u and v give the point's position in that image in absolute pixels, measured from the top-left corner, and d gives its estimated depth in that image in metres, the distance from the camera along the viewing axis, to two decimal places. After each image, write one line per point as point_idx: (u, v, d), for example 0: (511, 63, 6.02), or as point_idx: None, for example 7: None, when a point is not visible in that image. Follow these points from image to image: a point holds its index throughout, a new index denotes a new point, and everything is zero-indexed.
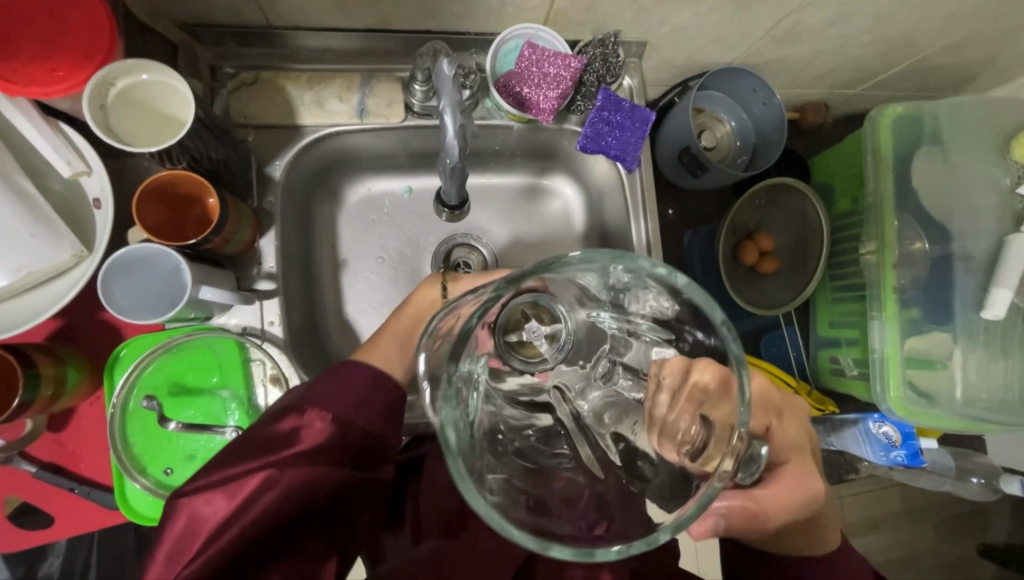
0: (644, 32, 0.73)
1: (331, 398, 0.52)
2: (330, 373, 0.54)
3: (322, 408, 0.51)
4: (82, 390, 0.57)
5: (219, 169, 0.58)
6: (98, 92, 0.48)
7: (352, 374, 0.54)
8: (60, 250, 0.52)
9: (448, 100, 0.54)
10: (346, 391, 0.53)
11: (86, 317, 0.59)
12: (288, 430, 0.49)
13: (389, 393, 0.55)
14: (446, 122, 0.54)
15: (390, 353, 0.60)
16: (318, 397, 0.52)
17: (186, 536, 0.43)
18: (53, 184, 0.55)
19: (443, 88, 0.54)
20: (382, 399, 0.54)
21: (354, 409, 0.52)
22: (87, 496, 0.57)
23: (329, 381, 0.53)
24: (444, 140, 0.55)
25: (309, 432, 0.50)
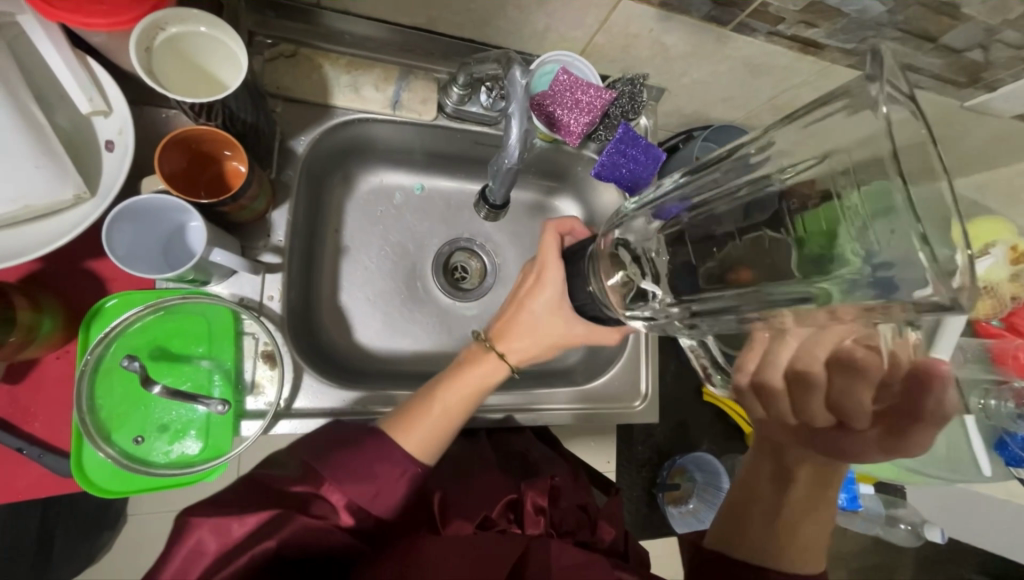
0: (666, 79, 0.79)
1: (356, 479, 0.50)
2: (362, 444, 0.53)
3: (342, 488, 0.49)
4: (54, 341, 0.53)
5: (248, 133, 0.57)
6: (147, 34, 0.46)
7: (385, 453, 0.52)
8: (62, 188, 0.49)
9: (518, 106, 0.56)
10: (376, 474, 0.51)
11: (71, 263, 0.55)
12: (305, 494, 0.49)
13: (412, 481, 0.53)
14: (512, 126, 0.56)
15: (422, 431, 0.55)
16: (338, 471, 0.50)
17: (190, 555, 0.44)
18: (60, 119, 0.51)
19: (515, 92, 0.55)
20: (408, 483, 0.52)
21: (376, 495, 0.51)
22: (36, 459, 0.52)
23: (358, 451, 0.52)
24: (506, 142, 0.58)
25: (330, 513, 0.49)
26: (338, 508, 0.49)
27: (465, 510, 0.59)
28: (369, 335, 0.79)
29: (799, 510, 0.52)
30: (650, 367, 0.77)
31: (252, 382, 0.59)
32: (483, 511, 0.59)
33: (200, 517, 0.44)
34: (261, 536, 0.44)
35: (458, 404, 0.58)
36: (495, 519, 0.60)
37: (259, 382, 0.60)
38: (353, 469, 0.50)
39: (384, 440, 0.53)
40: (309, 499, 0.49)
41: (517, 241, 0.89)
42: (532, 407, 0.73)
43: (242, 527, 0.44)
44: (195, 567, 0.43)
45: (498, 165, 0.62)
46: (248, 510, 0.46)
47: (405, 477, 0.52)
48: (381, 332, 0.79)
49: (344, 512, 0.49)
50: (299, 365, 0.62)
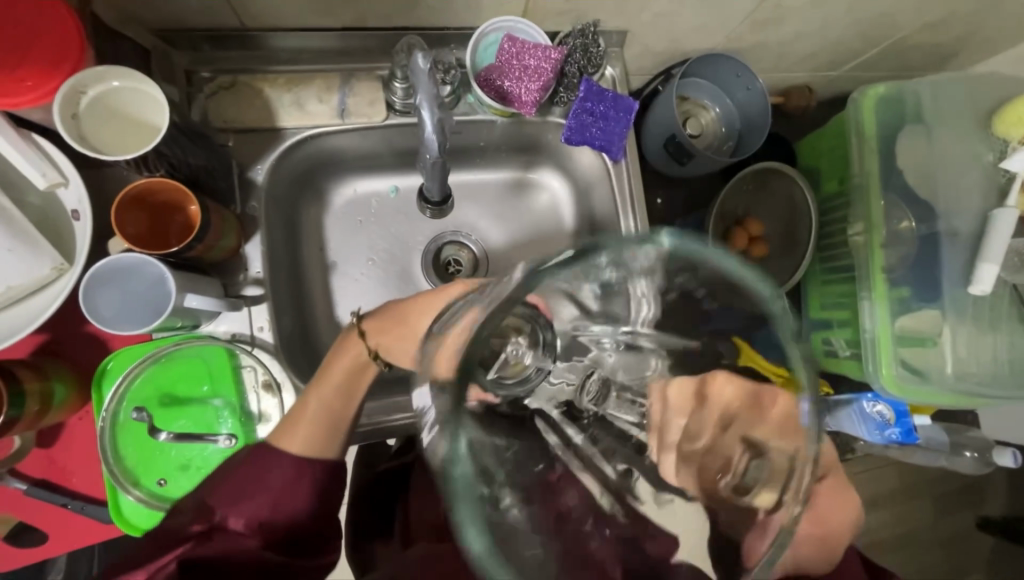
0: (625, 20, 0.73)
1: (248, 497, 0.51)
2: (247, 462, 0.52)
3: (236, 509, 0.50)
4: (71, 405, 0.57)
5: (200, 176, 0.58)
6: (69, 101, 0.47)
7: (272, 465, 0.52)
8: (39, 264, 0.51)
9: (425, 95, 0.54)
10: (268, 484, 0.52)
11: (72, 330, 0.59)
12: (203, 529, 0.49)
13: (318, 474, 0.54)
14: (423, 116, 0.54)
15: (314, 433, 0.54)
16: (229, 496, 0.50)
17: None
18: (29, 197, 0.54)
19: (418, 81, 0.53)
20: (311, 483, 0.53)
21: (278, 504, 0.51)
22: (80, 510, 0.57)
23: (247, 467, 0.52)
24: (422, 136, 0.56)
25: (232, 537, 0.50)
26: (240, 533, 0.50)
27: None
28: None
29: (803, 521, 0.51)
30: None
31: (258, 412, 0.62)
32: None
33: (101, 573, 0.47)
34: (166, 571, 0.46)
35: (343, 397, 0.57)
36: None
37: (264, 412, 0.62)
38: (241, 487, 0.51)
39: (270, 451, 0.53)
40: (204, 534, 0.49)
41: (504, 224, 0.86)
42: None
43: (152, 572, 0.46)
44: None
45: (422, 162, 0.60)
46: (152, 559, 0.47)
47: (301, 482, 0.53)
48: None
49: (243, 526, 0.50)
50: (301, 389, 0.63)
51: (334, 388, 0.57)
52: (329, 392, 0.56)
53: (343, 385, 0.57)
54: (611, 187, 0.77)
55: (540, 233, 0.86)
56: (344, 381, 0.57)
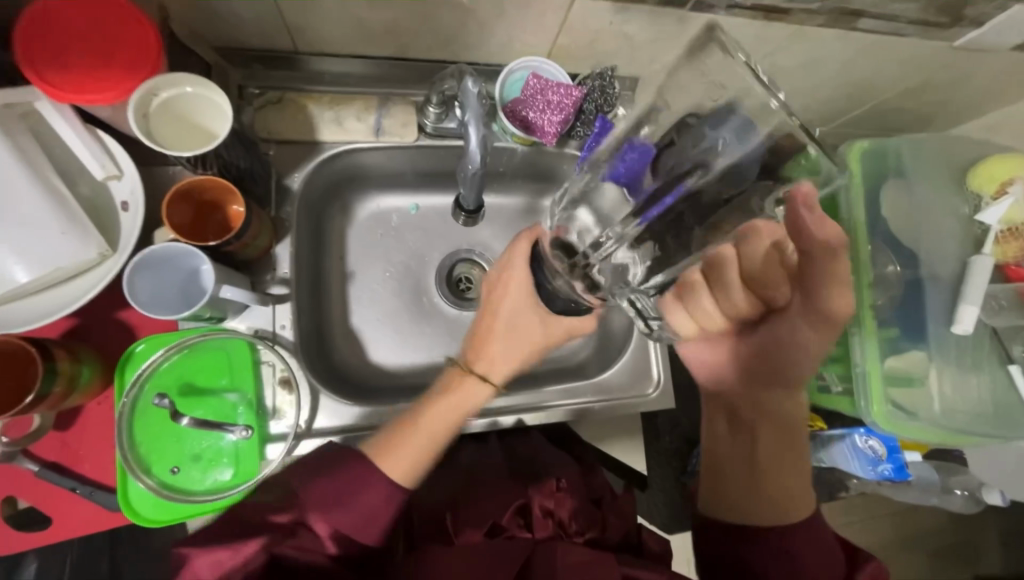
0: (638, 68, 0.80)
1: (338, 506, 0.52)
2: (342, 476, 0.53)
3: (326, 517, 0.51)
4: (93, 388, 0.58)
5: (245, 177, 0.62)
6: (143, 101, 0.52)
7: (366, 481, 0.53)
8: (87, 248, 0.54)
9: (473, 113, 0.59)
10: (361, 497, 0.52)
11: (103, 316, 0.61)
12: (289, 521, 0.51)
13: (399, 506, 0.54)
14: (470, 133, 0.59)
15: (417, 462, 0.56)
16: (320, 499, 0.52)
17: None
18: (82, 187, 0.57)
19: (469, 102, 0.58)
20: (391, 508, 0.53)
21: (359, 518, 0.52)
22: (88, 496, 0.57)
23: (333, 476, 0.53)
24: (468, 149, 0.60)
25: (317, 543, 0.51)
26: (323, 538, 0.51)
27: (473, 518, 0.60)
28: (382, 353, 0.82)
29: (777, 467, 0.58)
30: (661, 353, 0.77)
31: (274, 407, 0.63)
32: (493, 517, 0.60)
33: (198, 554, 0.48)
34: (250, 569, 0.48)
35: (443, 426, 0.58)
36: (505, 524, 0.59)
37: (279, 407, 0.63)
38: (335, 502, 0.52)
39: (371, 470, 0.53)
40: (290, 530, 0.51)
41: None
42: (544, 405, 0.73)
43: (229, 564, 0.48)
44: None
45: (464, 171, 0.64)
46: (242, 539, 0.49)
47: (387, 506, 0.53)
48: (394, 348, 0.82)
49: (328, 540, 0.52)
50: (316, 388, 0.65)
51: (440, 417, 0.58)
52: (433, 420, 0.58)
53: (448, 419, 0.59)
54: None
55: None
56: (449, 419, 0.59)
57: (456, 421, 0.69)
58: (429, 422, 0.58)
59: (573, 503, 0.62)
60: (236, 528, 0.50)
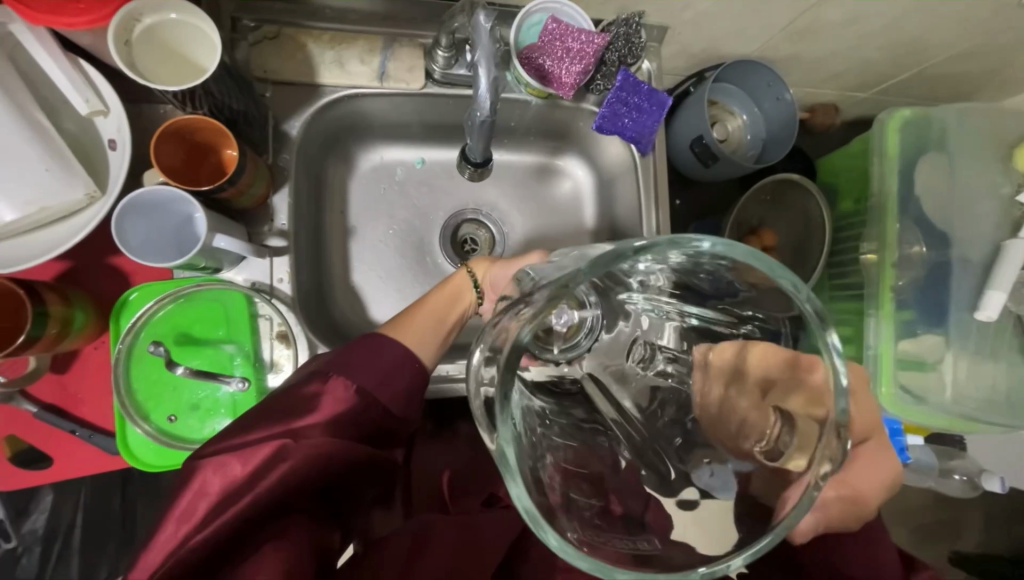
0: (667, 16, 0.73)
1: (361, 371, 0.52)
2: (361, 343, 0.53)
3: (348, 380, 0.51)
4: (88, 333, 0.57)
5: (239, 120, 0.58)
6: (124, 28, 0.48)
7: (384, 348, 0.54)
8: (73, 188, 0.51)
9: (483, 53, 0.54)
10: (381, 363, 0.53)
11: (96, 261, 0.59)
12: (315, 394, 0.50)
13: (413, 374, 0.55)
14: (480, 75, 0.54)
15: (424, 331, 0.59)
16: (344, 366, 0.51)
17: (198, 495, 0.43)
18: (66, 124, 0.54)
19: (481, 40, 0.53)
20: (410, 374, 0.54)
21: (382, 384, 0.52)
22: (87, 439, 0.57)
23: (359, 350, 0.53)
24: (477, 93, 0.56)
25: (336, 402, 0.50)
26: (347, 398, 0.50)
27: (468, 488, 0.61)
28: (383, 312, 0.80)
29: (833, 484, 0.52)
30: None
31: (270, 361, 0.62)
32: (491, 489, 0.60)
33: (211, 460, 0.44)
34: (274, 462, 0.45)
35: (447, 307, 0.63)
36: (504, 495, 0.59)
37: (276, 361, 0.62)
38: (362, 364, 0.52)
39: (379, 337, 0.54)
40: (315, 405, 0.49)
41: (524, 208, 0.87)
42: None
43: (243, 466, 0.44)
44: (198, 508, 0.43)
45: (471, 119, 0.60)
46: (249, 447, 0.45)
47: (404, 366, 0.54)
48: (396, 307, 0.81)
49: (349, 399, 0.51)
50: (314, 343, 0.63)
51: (433, 302, 0.62)
52: (440, 298, 0.63)
53: (442, 304, 0.63)
54: (636, 178, 0.78)
55: (558, 219, 0.87)
56: (442, 309, 0.63)
57: (455, 384, 0.68)
58: (435, 304, 0.62)
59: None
60: (272, 410, 0.48)
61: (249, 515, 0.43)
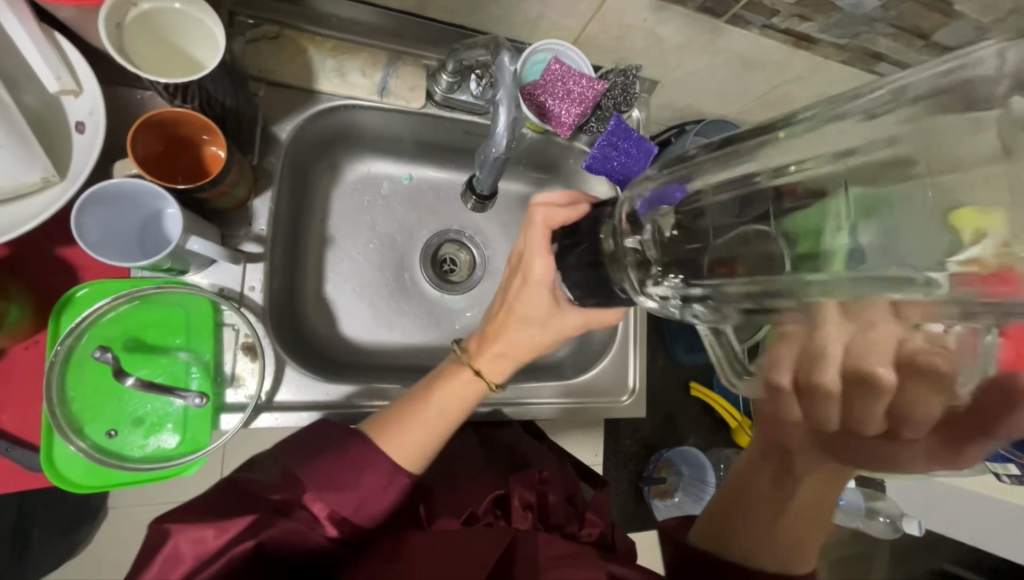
0: (659, 72, 0.78)
1: (340, 488, 0.48)
2: (348, 455, 0.49)
3: (326, 499, 0.47)
4: (21, 332, 0.51)
5: (228, 118, 0.55)
6: (119, 9, 0.44)
7: (369, 464, 0.49)
8: (28, 170, 0.47)
9: (505, 93, 0.57)
10: (360, 485, 0.49)
11: (39, 251, 0.53)
12: (285, 501, 0.47)
13: (402, 488, 0.51)
14: (500, 112, 0.57)
15: (410, 438, 0.53)
16: (319, 480, 0.48)
17: (166, 562, 0.42)
18: (25, 97, 0.48)
19: (503, 78, 0.56)
20: (395, 492, 0.51)
21: (364, 507, 0.49)
22: (3, 453, 0.50)
23: (339, 456, 0.49)
24: (494, 130, 0.58)
25: (312, 523, 0.47)
26: (320, 518, 0.48)
27: (450, 505, 0.58)
28: (355, 328, 0.77)
29: (781, 504, 0.48)
30: (640, 363, 0.77)
31: (231, 375, 0.58)
32: (470, 507, 0.58)
33: (182, 528, 0.43)
34: (245, 535, 0.43)
35: (454, 413, 0.57)
36: (481, 514, 0.58)
37: (238, 374, 0.58)
38: (334, 475, 0.48)
39: (371, 450, 0.50)
40: (289, 508, 0.47)
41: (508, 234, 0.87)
42: (521, 401, 0.71)
43: (218, 537, 0.43)
44: (170, 572, 0.42)
45: (484, 153, 0.61)
46: (227, 516, 0.44)
47: (388, 487, 0.50)
48: (368, 324, 0.78)
49: (327, 522, 0.48)
50: (282, 358, 0.60)
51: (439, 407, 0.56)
52: (447, 400, 0.56)
53: (451, 404, 0.56)
54: None
55: None
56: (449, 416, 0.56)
57: None
58: (448, 405, 0.56)
59: (551, 497, 0.62)
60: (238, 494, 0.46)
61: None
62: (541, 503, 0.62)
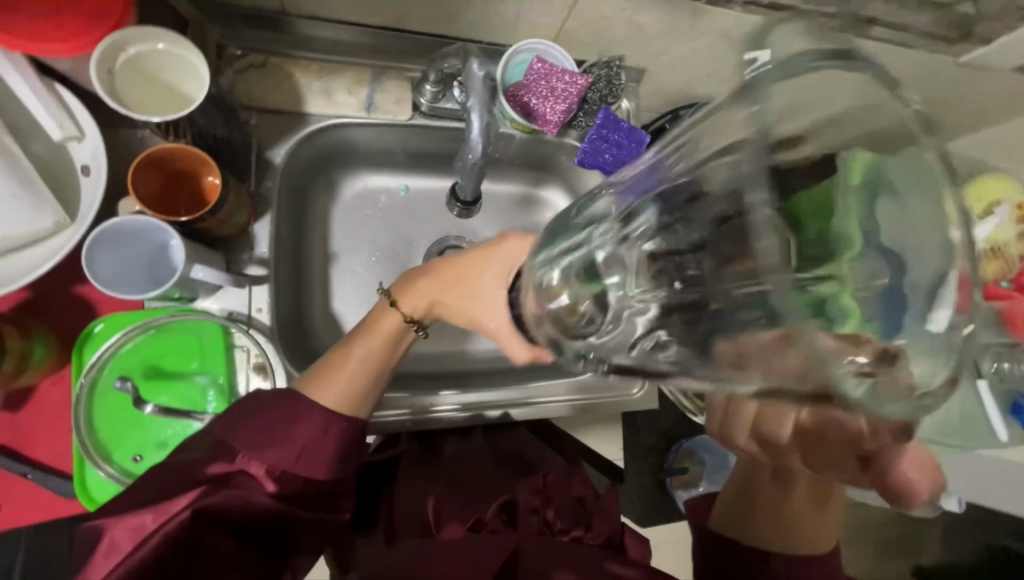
0: (645, 59, 0.77)
1: (273, 444, 0.49)
2: (277, 406, 0.51)
3: (259, 457, 0.49)
4: (48, 367, 0.54)
5: (222, 149, 0.57)
6: (108, 56, 0.47)
7: (300, 413, 0.51)
8: (40, 216, 0.49)
9: (476, 98, 0.57)
10: (294, 435, 0.50)
11: (59, 290, 0.56)
12: (222, 470, 0.48)
13: (342, 431, 0.52)
14: (472, 119, 0.56)
15: (337, 385, 0.53)
16: (253, 441, 0.49)
17: (109, 548, 0.44)
18: (34, 147, 0.51)
19: (472, 84, 0.56)
20: (332, 439, 0.52)
21: (299, 461, 0.50)
22: (41, 483, 0.53)
23: (272, 414, 0.50)
24: (468, 137, 0.58)
25: (253, 484, 0.49)
26: (260, 477, 0.49)
27: (457, 513, 0.60)
28: None
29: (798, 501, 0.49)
30: None
31: (246, 394, 0.60)
32: (476, 513, 0.60)
33: (124, 516, 0.44)
34: (181, 505, 0.45)
35: (383, 356, 0.56)
36: (488, 519, 0.59)
37: None
38: (266, 430, 0.50)
39: (302, 400, 0.51)
40: (228, 477, 0.48)
41: None
42: (529, 401, 0.72)
43: (151, 519, 0.44)
44: (119, 546, 0.44)
45: (460, 163, 0.62)
46: (165, 498, 0.45)
47: (326, 438, 0.51)
48: None
49: (264, 478, 0.49)
50: (293, 375, 0.62)
51: (368, 349, 0.55)
52: (375, 346, 0.55)
53: (375, 346, 0.55)
54: None
55: None
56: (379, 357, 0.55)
57: (437, 412, 0.67)
58: (379, 348, 0.55)
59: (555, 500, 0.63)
60: (172, 476, 0.46)
61: (161, 558, 0.44)
62: (546, 508, 0.62)
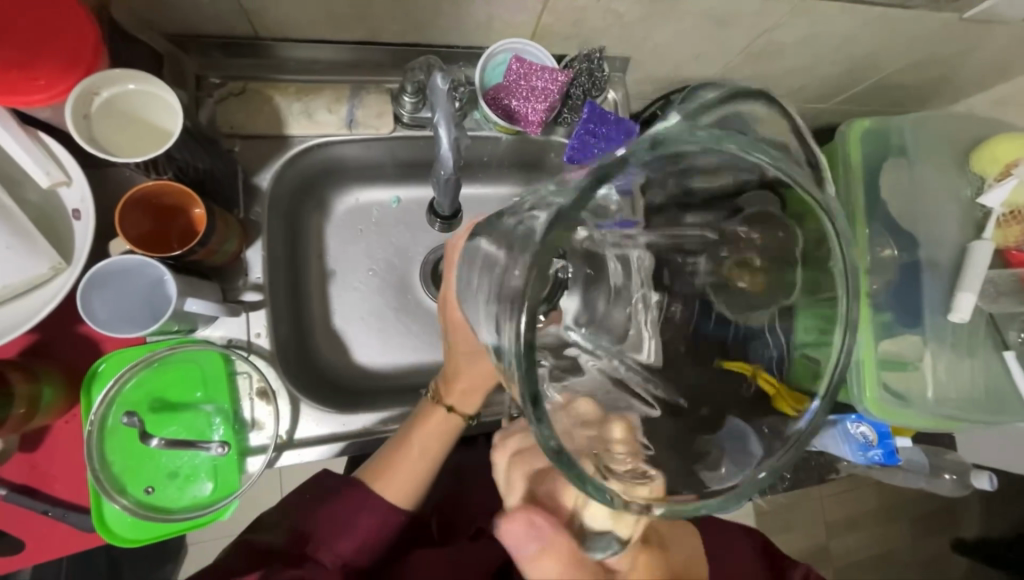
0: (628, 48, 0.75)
1: (343, 532, 0.54)
2: (344, 494, 0.55)
3: (331, 546, 0.53)
4: (59, 407, 0.56)
5: (206, 180, 0.58)
6: (83, 101, 0.48)
7: (366, 500, 0.55)
8: (37, 263, 0.51)
9: (443, 113, 0.57)
10: (361, 520, 0.54)
11: (63, 331, 0.58)
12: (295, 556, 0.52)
13: (399, 520, 0.56)
14: (440, 134, 0.57)
15: (405, 479, 0.57)
16: (322, 527, 0.53)
17: None
18: (27, 195, 0.53)
19: (437, 100, 0.57)
20: (389, 527, 0.56)
21: (361, 549, 0.54)
22: (61, 518, 0.55)
23: (338, 501, 0.55)
24: (439, 151, 0.58)
25: (318, 571, 0.52)
26: (328, 566, 0.53)
27: (457, 523, 0.62)
28: (367, 355, 0.79)
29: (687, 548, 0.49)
30: None
31: (252, 420, 0.61)
32: (476, 521, 0.62)
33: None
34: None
35: (437, 449, 0.59)
36: (486, 527, 0.61)
37: (258, 419, 0.61)
38: (336, 520, 0.54)
39: (370, 493, 0.56)
40: (298, 563, 0.51)
41: None
42: None
43: None
44: None
45: (436, 178, 0.62)
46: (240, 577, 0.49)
47: (384, 530, 0.55)
48: (380, 351, 0.79)
49: (329, 567, 0.53)
50: (296, 397, 0.62)
51: (422, 444, 0.58)
52: (428, 442, 0.59)
53: (429, 443, 0.59)
54: None
55: None
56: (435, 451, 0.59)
57: None
58: (429, 446, 0.58)
59: None
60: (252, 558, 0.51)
61: None
62: None
